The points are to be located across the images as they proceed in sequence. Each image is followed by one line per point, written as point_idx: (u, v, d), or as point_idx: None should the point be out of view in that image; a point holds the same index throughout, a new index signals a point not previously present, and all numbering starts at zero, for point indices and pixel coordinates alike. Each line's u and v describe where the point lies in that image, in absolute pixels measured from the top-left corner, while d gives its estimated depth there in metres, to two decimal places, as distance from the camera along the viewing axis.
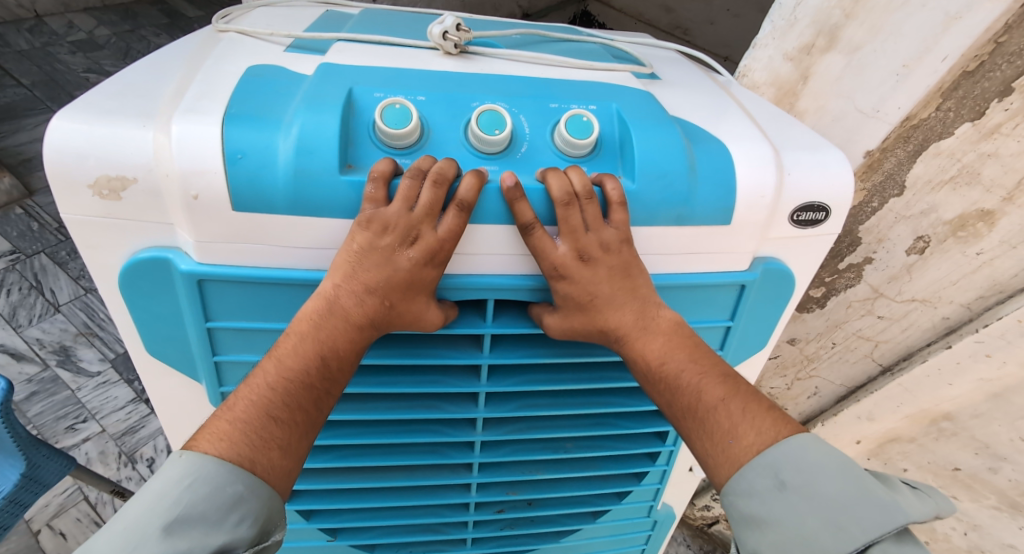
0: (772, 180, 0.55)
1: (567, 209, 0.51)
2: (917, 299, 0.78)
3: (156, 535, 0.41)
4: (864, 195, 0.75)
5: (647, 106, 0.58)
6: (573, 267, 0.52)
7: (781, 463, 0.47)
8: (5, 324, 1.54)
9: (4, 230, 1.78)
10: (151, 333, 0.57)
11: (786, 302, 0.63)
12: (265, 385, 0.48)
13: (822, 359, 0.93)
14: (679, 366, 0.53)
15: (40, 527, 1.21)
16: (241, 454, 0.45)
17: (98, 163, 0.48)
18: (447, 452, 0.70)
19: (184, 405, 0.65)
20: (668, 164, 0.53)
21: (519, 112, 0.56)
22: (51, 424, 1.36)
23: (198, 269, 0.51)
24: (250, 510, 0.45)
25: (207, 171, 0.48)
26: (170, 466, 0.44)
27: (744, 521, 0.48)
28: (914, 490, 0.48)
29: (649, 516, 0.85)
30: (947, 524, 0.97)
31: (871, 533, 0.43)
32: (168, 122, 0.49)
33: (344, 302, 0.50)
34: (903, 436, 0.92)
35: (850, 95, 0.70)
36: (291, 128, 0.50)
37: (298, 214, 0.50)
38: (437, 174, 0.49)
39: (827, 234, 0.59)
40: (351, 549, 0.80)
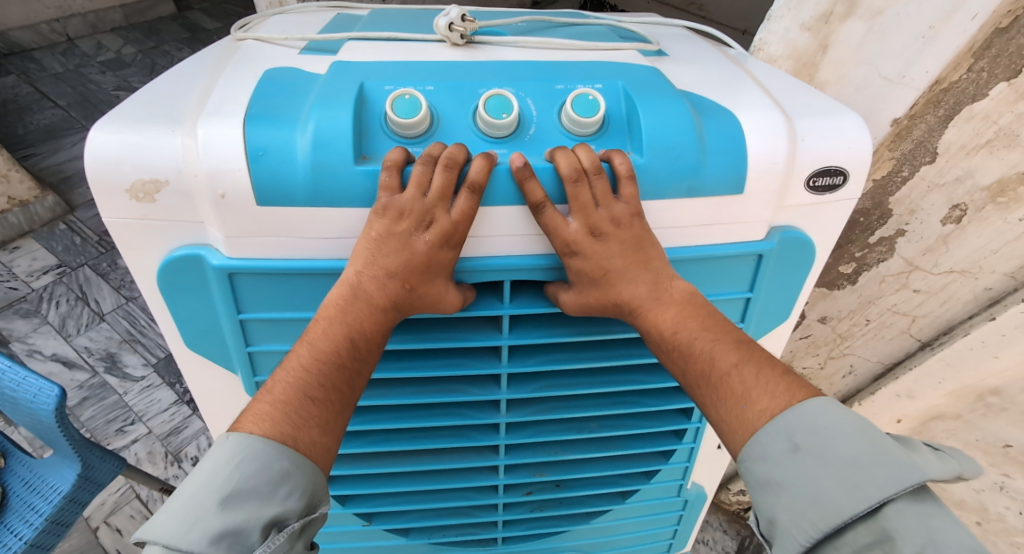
0: (783, 147, 0.53)
1: (576, 186, 0.50)
2: (955, 271, 0.75)
3: (213, 508, 0.42)
4: (892, 164, 0.72)
5: (653, 80, 0.57)
6: (585, 243, 0.52)
7: (796, 426, 0.46)
8: (56, 334, 1.62)
9: (50, 245, 1.86)
10: (186, 329, 0.59)
11: (806, 270, 0.61)
12: (299, 367, 0.49)
13: (856, 338, 0.90)
14: (692, 334, 0.52)
15: (98, 524, 1.27)
16: (284, 433, 0.47)
17: (133, 169, 0.49)
18: (472, 435, 0.71)
19: (222, 397, 0.67)
20: (677, 136, 0.52)
21: (526, 96, 0.55)
22: (102, 427, 1.42)
23: (229, 264, 0.53)
24: (298, 484, 0.46)
25: (231, 169, 0.49)
26: (219, 447, 0.45)
27: (761, 486, 0.46)
28: (936, 452, 0.45)
29: (679, 495, 0.85)
30: (999, 503, 0.94)
31: (886, 491, 0.41)
32: (194, 126, 0.50)
33: (367, 287, 0.50)
34: (947, 413, 0.88)
35: (874, 63, 0.67)
36: (307, 125, 0.50)
37: (318, 206, 0.51)
38: (448, 159, 0.49)
39: (845, 198, 0.57)
40: (386, 533, 0.81)
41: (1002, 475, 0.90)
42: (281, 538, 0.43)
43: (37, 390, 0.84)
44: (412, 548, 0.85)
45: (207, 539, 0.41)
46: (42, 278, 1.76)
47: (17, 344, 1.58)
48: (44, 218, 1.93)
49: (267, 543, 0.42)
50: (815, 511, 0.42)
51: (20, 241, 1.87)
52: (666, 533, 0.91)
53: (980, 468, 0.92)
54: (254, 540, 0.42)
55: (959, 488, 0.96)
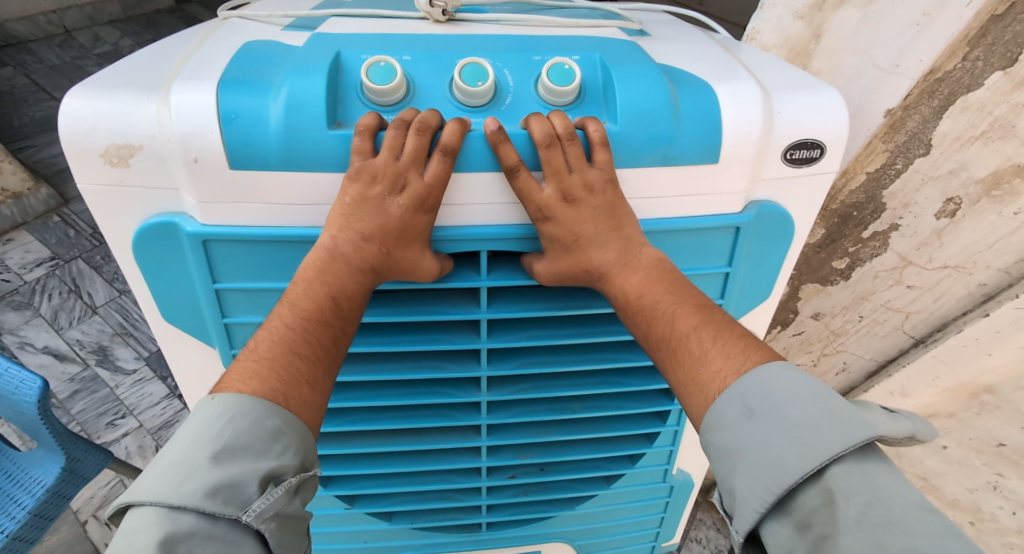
0: (759, 118, 0.52)
1: (549, 151, 0.49)
2: (949, 266, 0.74)
3: (205, 463, 0.40)
4: (886, 157, 0.70)
5: (631, 53, 0.55)
6: (557, 208, 0.51)
7: (750, 390, 0.45)
8: (47, 327, 1.60)
9: (43, 238, 1.85)
10: (163, 300, 0.57)
11: (787, 246, 0.60)
12: (284, 326, 0.48)
13: (849, 334, 0.88)
14: (656, 298, 0.51)
15: (86, 517, 1.25)
16: (275, 389, 0.44)
17: (108, 133, 0.48)
18: (454, 414, 0.70)
19: (202, 374, 0.66)
20: (651, 103, 0.51)
21: (503, 67, 0.54)
22: (93, 420, 1.41)
23: (203, 230, 0.51)
24: (291, 441, 0.44)
25: (204, 132, 0.47)
26: (204, 408, 0.43)
27: (719, 455, 0.45)
28: (890, 414, 0.44)
29: (665, 481, 0.84)
30: (993, 503, 0.92)
31: (836, 447, 0.40)
32: (168, 92, 0.48)
33: (344, 250, 0.49)
34: (941, 411, 0.87)
35: (868, 52, 0.66)
36: (280, 91, 0.48)
37: (291, 170, 0.49)
38: (420, 123, 0.48)
39: (824, 173, 0.56)
40: (368, 516, 0.81)
41: (996, 475, 0.89)
42: (279, 492, 0.41)
43: (18, 383, 0.83)
44: (396, 534, 0.84)
45: (202, 493, 0.38)
46: (34, 270, 1.75)
47: (8, 337, 1.56)
48: (38, 211, 1.91)
49: (265, 496, 0.40)
50: (768, 475, 0.41)
51: (13, 234, 1.86)
52: (653, 521, 0.90)
53: (974, 467, 0.91)
54: (252, 493, 0.40)
55: (952, 487, 0.95)
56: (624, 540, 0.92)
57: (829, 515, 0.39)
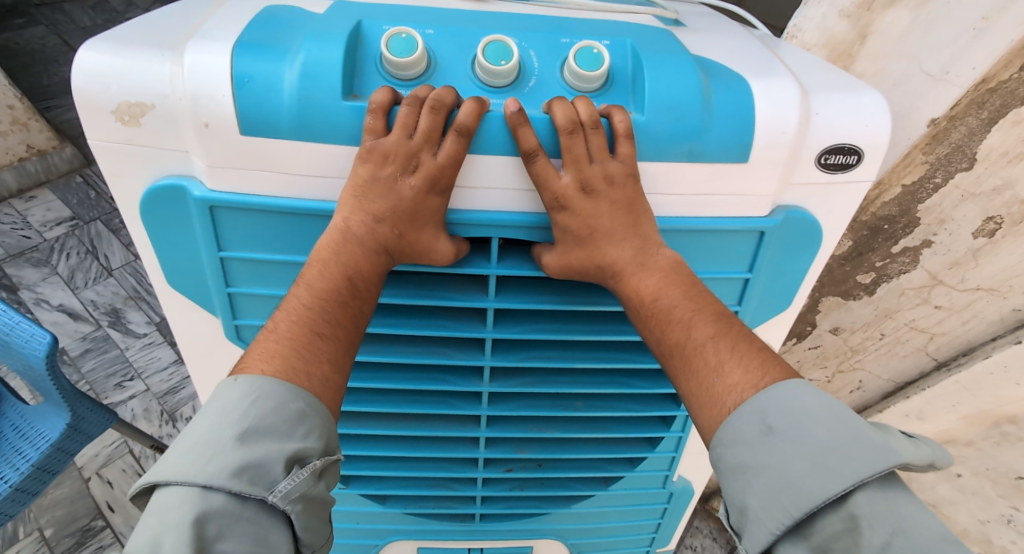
0: (795, 117, 0.49)
1: (570, 138, 0.47)
2: (982, 288, 0.70)
3: (230, 443, 0.38)
4: (925, 169, 0.67)
5: (665, 41, 0.53)
6: (575, 199, 0.48)
7: (770, 407, 0.42)
8: (65, 285, 1.62)
9: (66, 198, 1.86)
10: (168, 265, 0.56)
11: (812, 256, 0.57)
12: (301, 306, 0.46)
13: (868, 351, 0.85)
14: (673, 302, 0.49)
15: (90, 474, 1.26)
16: (296, 369, 0.43)
17: (120, 89, 0.47)
18: (455, 404, 0.69)
19: (203, 343, 0.64)
20: (682, 95, 0.48)
21: (529, 47, 0.51)
22: (103, 380, 1.43)
23: (210, 196, 0.50)
24: (316, 424, 0.42)
25: (215, 95, 0.46)
26: (226, 388, 0.41)
27: (732, 472, 0.43)
28: (911, 439, 0.43)
29: (664, 487, 0.82)
30: (1004, 536, 0.89)
31: (861, 473, 0.38)
32: (182, 51, 0.47)
33: (358, 231, 0.47)
34: (958, 438, 0.84)
35: (916, 56, 0.63)
36: (296, 57, 0.47)
37: (302, 140, 0.47)
38: (434, 101, 0.46)
39: (859, 182, 0.53)
40: (362, 499, 0.80)
41: (1010, 508, 0.86)
42: (304, 474, 0.40)
43: (29, 336, 0.83)
44: (387, 518, 0.83)
45: (228, 473, 0.37)
46: (55, 229, 1.76)
47: (26, 293, 1.58)
48: (62, 170, 1.93)
49: (291, 477, 0.39)
50: (787, 496, 0.39)
51: (37, 191, 1.87)
52: (650, 526, 0.89)
53: (988, 498, 0.87)
54: (277, 474, 0.39)
55: (963, 517, 0.92)
56: (619, 543, 0.91)
57: (852, 542, 0.37)
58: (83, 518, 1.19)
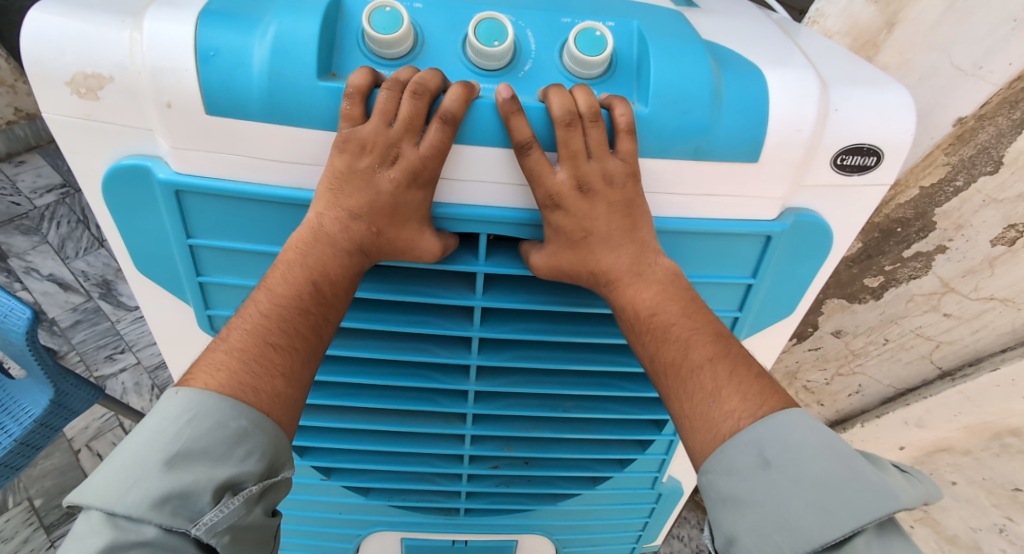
0: (813, 114, 0.45)
1: (567, 131, 0.43)
2: (996, 298, 0.67)
3: (157, 468, 0.36)
4: (946, 172, 0.63)
5: (674, 23, 0.48)
6: (570, 197, 0.45)
7: (767, 439, 0.40)
8: (54, 255, 1.58)
9: (55, 164, 1.81)
10: (135, 250, 0.53)
11: (820, 262, 0.54)
12: (257, 313, 0.43)
13: (870, 356, 0.82)
14: (670, 319, 0.46)
15: (80, 447, 1.24)
16: (242, 383, 0.40)
17: (75, 58, 0.43)
18: (439, 400, 0.66)
19: (175, 330, 0.61)
20: (690, 85, 0.44)
21: (526, 26, 0.47)
22: (92, 352, 1.40)
23: (176, 179, 0.46)
24: (258, 444, 0.39)
25: (179, 69, 0.42)
26: (166, 402, 0.38)
27: (721, 502, 0.41)
28: (903, 475, 0.42)
29: (654, 488, 0.80)
30: (994, 544, 0.86)
31: (861, 519, 0.37)
32: (143, 18, 0.43)
33: (330, 230, 0.44)
34: (956, 447, 0.82)
35: (946, 48, 0.58)
36: (268, 30, 0.43)
37: (274, 122, 0.43)
38: (417, 84, 0.42)
39: (877, 184, 0.49)
40: (344, 490, 0.77)
41: (1004, 518, 0.83)
42: (236, 502, 0.37)
43: (8, 310, 0.79)
44: (369, 510, 0.80)
45: (148, 503, 0.35)
46: (45, 196, 1.71)
47: (15, 261, 1.55)
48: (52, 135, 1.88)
49: (219, 508, 0.36)
50: (781, 535, 0.38)
51: (26, 156, 1.82)
52: (637, 524, 0.86)
53: (981, 507, 0.84)
54: (204, 504, 0.36)
55: (954, 523, 0.89)
56: (604, 539, 0.88)
57: None
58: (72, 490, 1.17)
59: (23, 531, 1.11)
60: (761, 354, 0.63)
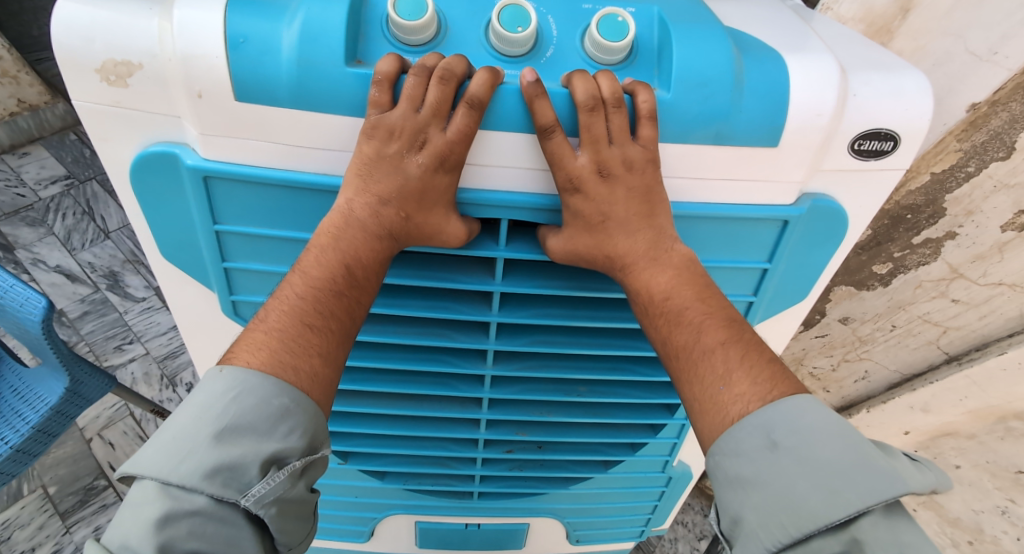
0: (832, 99, 0.46)
1: (590, 116, 0.44)
2: (1005, 284, 0.68)
3: (206, 442, 0.39)
4: (957, 158, 0.64)
5: (694, 9, 0.49)
6: (590, 182, 0.46)
7: (776, 421, 0.41)
8: (61, 246, 1.59)
9: (59, 155, 1.81)
10: (160, 236, 0.53)
11: (835, 247, 0.54)
12: (293, 296, 0.44)
13: (877, 342, 0.83)
14: (685, 303, 0.47)
15: (92, 436, 1.25)
16: (282, 362, 0.42)
17: (104, 46, 0.43)
18: (456, 385, 0.67)
19: (197, 316, 0.62)
20: (711, 71, 0.45)
21: (547, 12, 0.48)
22: (101, 342, 1.41)
23: (204, 165, 0.47)
24: (299, 422, 0.41)
25: (209, 56, 0.42)
26: (211, 380, 0.41)
27: (728, 482, 0.42)
28: (913, 463, 0.42)
29: (664, 471, 0.81)
30: (997, 526, 0.87)
31: (867, 500, 0.37)
32: (171, 6, 0.43)
33: (360, 215, 0.45)
34: (961, 431, 0.83)
35: (959, 34, 0.59)
36: (296, 17, 0.43)
37: (301, 108, 0.44)
38: (443, 70, 0.42)
39: (893, 170, 0.50)
40: (360, 474, 0.78)
41: (1006, 500, 0.84)
42: (281, 476, 0.40)
43: (24, 299, 0.80)
44: (384, 494, 0.82)
45: (200, 474, 0.38)
46: (50, 187, 1.71)
47: (22, 252, 1.55)
48: (55, 126, 1.88)
49: (266, 480, 0.39)
50: (787, 515, 0.39)
51: (30, 147, 1.82)
52: (647, 508, 0.88)
53: (984, 490, 0.86)
54: (252, 477, 0.39)
55: (957, 506, 0.90)
56: (614, 523, 0.90)
57: None
58: (86, 478, 1.19)
59: (38, 518, 1.13)
60: (773, 339, 0.64)
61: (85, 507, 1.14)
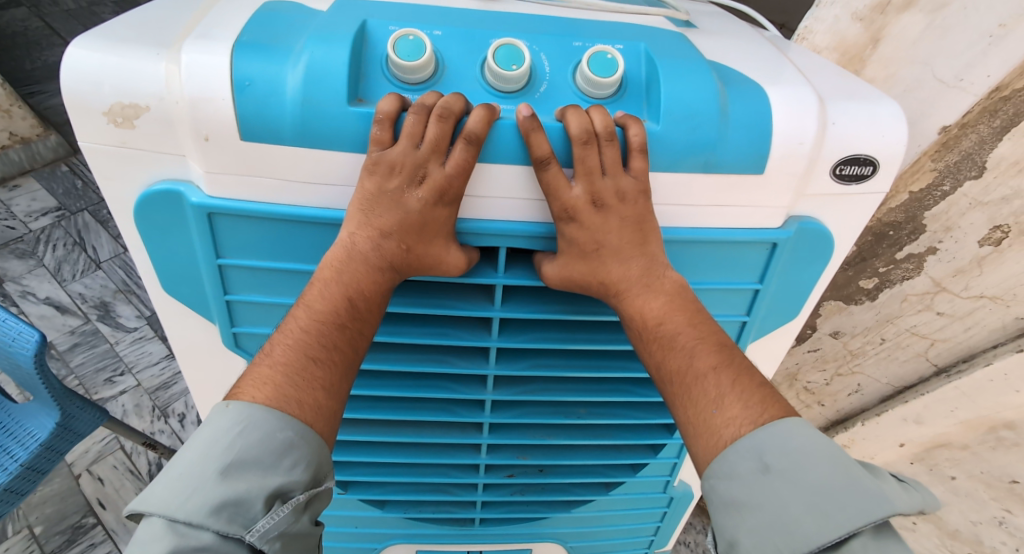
0: (813, 127, 0.48)
1: (584, 148, 0.46)
2: (986, 296, 0.70)
3: (213, 477, 0.39)
4: (933, 177, 0.67)
5: (679, 45, 0.51)
6: (585, 211, 0.47)
7: (767, 445, 0.42)
8: (50, 278, 1.58)
9: (51, 187, 1.81)
10: (163, 271, 0.54)
11: (823, 266, 0.56)
12: (297, 329, 0.45)
13: (868, 356, 0.85)
14: (677, 328, 0.49)
15: (80, 472, 1.23)
16: (286, 396, 0.43)
17: (112, 90, 0.44)
18: (457, 410, 0.68)
19: (198, 349, 0.63)
20: (697, 104, 0.47)
21: (540, 50, 0.50)
22: (91, 375, 1.40)
23: (209, 202, 0.48)
24: (303, 455, 0.42)
25: (215, 99, 0.44)
26: (217, 415, 0.42)
27: (724, 506, 0.43)
28: (901, 483, 0.44)
29: (665, 491, 0.82)
30: (995, 537, 0.88)
31: (856, 522, 0.38)
32: (178, 50, 0.45)
33: (362, 249, 0.46)
34: (954, 442, 0.84)
35: (928, 62, 0.62)
36: (300, 59, 0.45)
37: (305, 146, 0.46)
38: (442, 109, 0.44)
39: (874, 192, 0.52)
40: (361, 503, 0.78)
41: (1003, 510, 0.85)
42: (285, 510, 0.40)
43: (16, 334, 0.80)
44: (385, 523, 0.81)
45: (207, 510, 0.38)
46: (40, 219, 1.71)
47: (10, 285, 1.55)
48: (47, 158, 1.88)
49: (270, 515, 0.39)
50: (780, 537, 0.40)
51: (20, 180, 1.82)
52: (648, 528, 0.88)
53: (980, 501, 0.87)
54: (257, 511, 0.39)
55: (955, 517, 0.91)
56: (617, 545, 0.90)
57: None
58: (73, 516, 1.17)
59: None
60: (766, 357, 0.66)
61: (73, 546, 1.13)
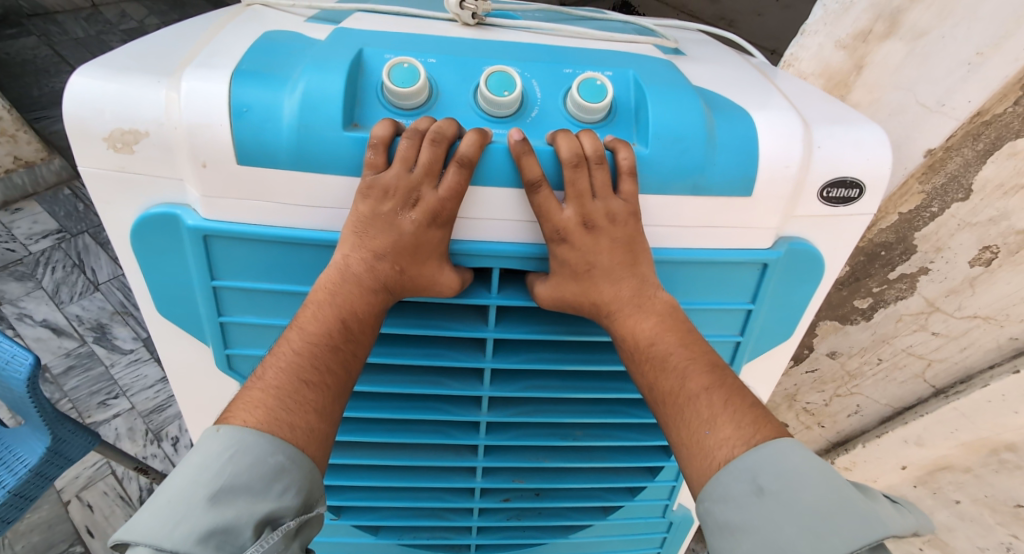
0: (799, 150, 0.49)
1: (575, 172, 0.47)
2: (979, 316, 0.71)
3: (202, 504, 0.39)
4: (921, 199, 0.68)
5: (667, 72, 0.53)
6: (576, 233, 0.48)
7: (760, 467, 0.42)
8: (48, 300, 1.58)
9: (52, 210, 1.83)
10: (158, 293, 0.55)
11: (814, 287, 0.57)
12: (291, 351, 0.46)
13: (865, 376, 0.85)
14: (668, 348, 0.49)
15: (70, 498, 1.22)
16: (278, 419, 0.43)
17: (113, 116, 0.46)
18: (452, 433, 0.67)
19: (193, 370, 0.63)
20: (685, 128, 0.48)
21: (531, 77, 0.51)
22: (85, 399, 1.39)
23: (205, 225, 0.49)
24: (294, 479, 0.42)
25: (212, 125, 0.45)
26: (208, 440, 0.42)
27: (719, 529, 0.43)
28: (895, 505, 0.43)
29: (664, 516, 0.81)
30: None
31: (851, 545, 0.39)
32: (178, 78, 0.46)
33: (355, 271, 0.47)
34: (956, 464, 0.83)
35: (910, 87, 0.63)
36: (296, 86, 0.46)
37: (301, 170, 0.47)
38: (435, 133, 0.45)
39: (862, 214, 0.53)
40: (355, 530, 0.77)
41: (1010, 535, 0.84)
42: (274, 537, 0.40)
43: (10, 357, 0.79)
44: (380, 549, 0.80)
45: (194, 537, 0.37)
46: (40, 241, 1.72)
47: (8, 307, 1.55)
48: (49, 181, 1.89)
49: (259, 542, 0.39)
50: None
51: (22, 203, 1.83)
52: None
53: (986, 525, 0.86)
54: (246, 538, 0.39)
55: (961, 543, 0.90)
56: None
57: None
58: (61, 544, 1.15)
59: None
60: (761, 378, 0.66)
61: None
